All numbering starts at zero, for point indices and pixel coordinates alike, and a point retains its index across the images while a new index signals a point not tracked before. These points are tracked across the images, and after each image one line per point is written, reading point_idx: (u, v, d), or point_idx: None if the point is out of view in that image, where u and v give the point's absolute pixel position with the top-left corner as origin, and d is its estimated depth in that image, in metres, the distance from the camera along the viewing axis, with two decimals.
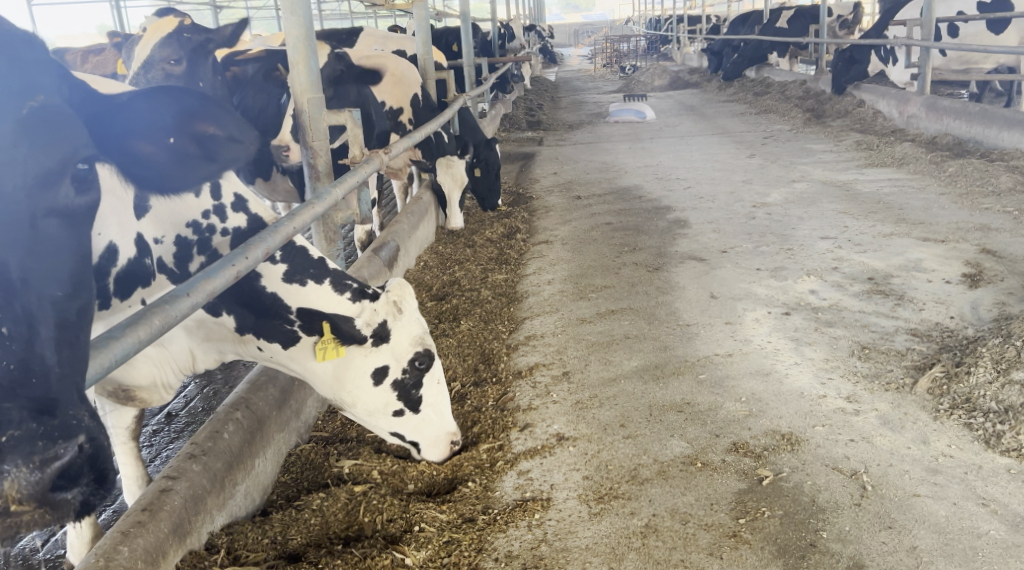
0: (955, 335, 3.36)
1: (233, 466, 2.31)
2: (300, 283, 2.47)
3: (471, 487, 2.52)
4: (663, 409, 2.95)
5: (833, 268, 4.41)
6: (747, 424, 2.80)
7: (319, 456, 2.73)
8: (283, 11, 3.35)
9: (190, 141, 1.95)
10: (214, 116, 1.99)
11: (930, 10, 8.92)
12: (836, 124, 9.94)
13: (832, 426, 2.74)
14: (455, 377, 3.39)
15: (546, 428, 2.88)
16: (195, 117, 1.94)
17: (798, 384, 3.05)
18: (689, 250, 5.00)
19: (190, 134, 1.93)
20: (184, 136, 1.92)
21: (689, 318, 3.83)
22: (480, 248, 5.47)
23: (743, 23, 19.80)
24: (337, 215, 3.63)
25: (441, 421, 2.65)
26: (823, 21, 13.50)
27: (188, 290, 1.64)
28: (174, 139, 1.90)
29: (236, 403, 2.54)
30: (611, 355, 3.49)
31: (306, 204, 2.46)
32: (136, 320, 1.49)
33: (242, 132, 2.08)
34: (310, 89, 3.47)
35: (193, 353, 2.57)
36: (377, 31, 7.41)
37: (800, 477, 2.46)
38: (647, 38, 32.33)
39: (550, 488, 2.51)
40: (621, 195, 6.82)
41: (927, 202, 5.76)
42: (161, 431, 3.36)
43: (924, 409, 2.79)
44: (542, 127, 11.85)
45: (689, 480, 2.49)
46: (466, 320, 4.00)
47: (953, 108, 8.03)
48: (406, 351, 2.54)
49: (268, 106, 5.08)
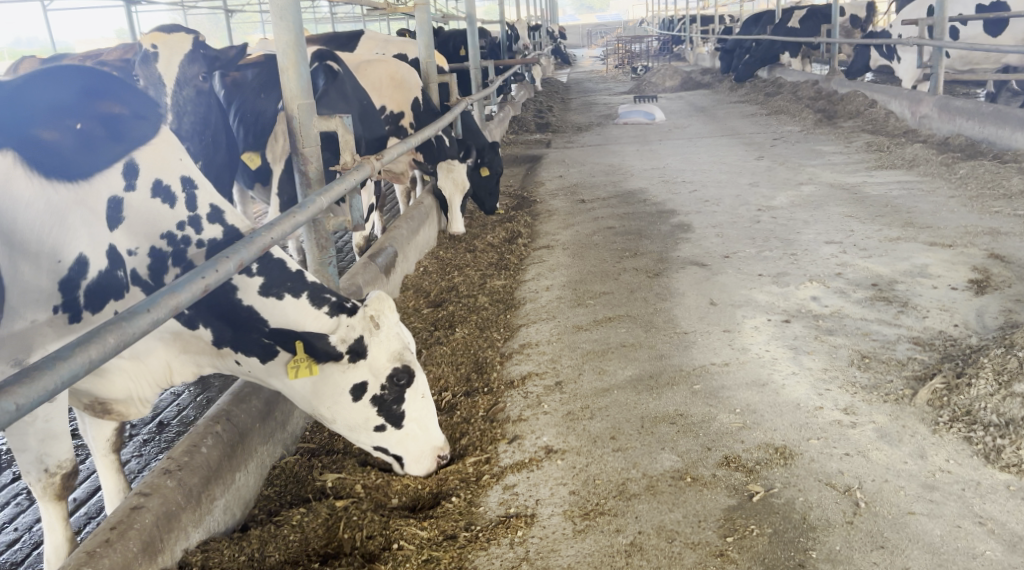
0: (958, 344, 3.28)
1: (211, 480, 2.27)
2: (277, 296, 2.51)
3: (455, 502, 2.47)
4: (655, 421, 2.89)
5: (837, 274, 4.32)
6: (740, 437, 2.74)
7: (303, 470, 2.68)
8: (272, 16, 3.34)
9: (94, 125, 2.30)
10: (111, 100, 2.35)
11: (942, 8, 8.79)
12: (847, 125, 9.81)
13: (828, 438, 2.67)
14: (446, 387, 3.35)
15: (535, 441, 2.83)
16: (93, 102, 2.29)
17: (795, 395, 2.98)
18: (691, 255, 4.93)
19: (92, 117, 2.28)
20: (88, 120, 2.28)
21: (687, 325, 3.76)
22: (481, 253, 5.43)
23: (756, 22, 19.64)
24: (329, 222, 3.55)
25: (427, 435, 2.61)
26: (834, 20, 13.37)
27: (149, 306, 1.61)
28: (79, 123, 2.25)
29: (217, 416, 2.50)
30: (605, 364, 3.43)
31: (286, 215, 2.47)
32: (87, 338, 1.43)
33: (138, 116, 2.44)
34: (300, 95, 3.44)
35: (171, 366, 2.58)
36: (377, 35, 7.40)
37: (792, 492, 2.39)
38: (660, 38, 32.17)
39: (535, 504, 2.45)
40: (625, 199, 6.76)
41: (937, 205, 5.66)
42: (151, 440, 3.32)
43: (923, 422, 2.71)
44: (551, 130, 11.78)
45: (678, 496, 2.43)
46: (461, 328, 3.94)
47: (965, 109, 7.90)
48: (384, 367, 2.51)
49: (266, 111, 5.01)
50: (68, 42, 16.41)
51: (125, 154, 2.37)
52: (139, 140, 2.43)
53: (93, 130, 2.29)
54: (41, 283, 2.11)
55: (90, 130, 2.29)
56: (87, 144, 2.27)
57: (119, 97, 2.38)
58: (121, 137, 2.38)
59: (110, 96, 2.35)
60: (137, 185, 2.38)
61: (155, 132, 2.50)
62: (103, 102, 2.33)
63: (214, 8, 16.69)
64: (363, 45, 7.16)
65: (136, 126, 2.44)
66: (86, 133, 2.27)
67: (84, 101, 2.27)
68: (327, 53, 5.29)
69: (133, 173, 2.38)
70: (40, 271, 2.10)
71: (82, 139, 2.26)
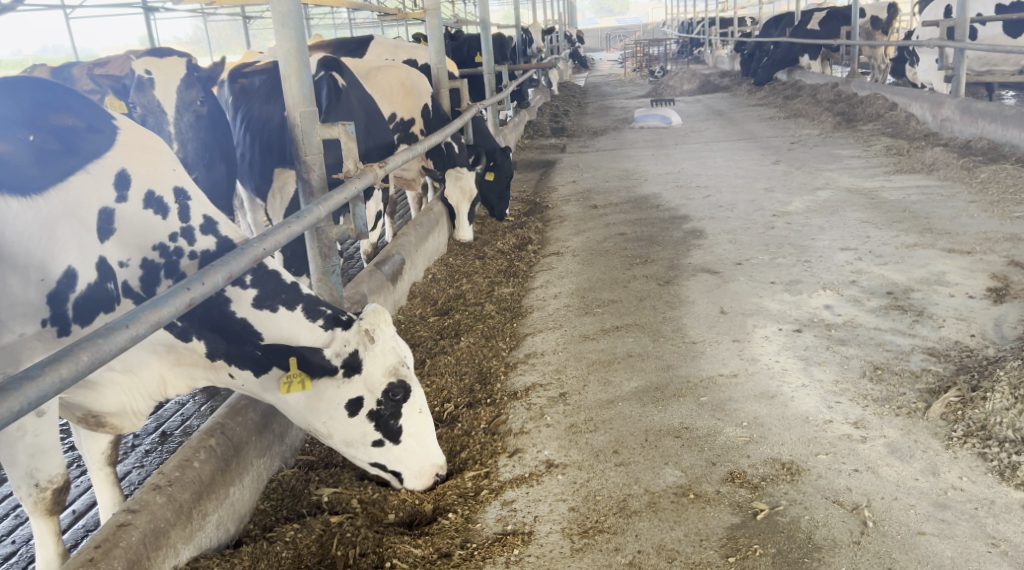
0: (974, 354, 3.19)
1: (203, 495, 2.24)
2: (270, 309, 2.51)
3: (451, 519, 2.42)
4: (660, 434, 2.82)
5: (851, 282, 4.23)
6: (746, 451, 2.66)
7: (300, 483, 2.65)
8: (274, 24, 3.32)
9: (49, 138, 2.24)
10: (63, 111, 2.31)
11: (963, 10, 8.64)
12: (866, 128, 9.67)
13: (836, 454, 2.59)
14: (449, 398, 3.29)
15: (536, 454, 2.78)
16: (43, 114, 2.25)
17: (804, 408, 2.91)
18: (703, 262, 4.85)
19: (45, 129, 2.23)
20: (41, 132, 2.22)
21: (696, 335, 3.69)
22: (490, 260, 5.39)
23: (776, 24, 19.43)
24: (332, 230, 3.51)
25: (426, 451, 2.59)
26: (854, 22, 13.20)
27: (127, 321, 1.58)
28: (32, 135, 2.19)
29: (211, 429, 2.47)
30: (610, 374, 3.37)
31: (282, 223, 2.45)
32: (57, 358, 1.40)
33: (96, 127, 2.40)
34: (303, 102, 3.41)
35: (165, 379, 2.57)
36: (387, 41, 7.42)
37: (798, 511, 2.32)
38: (679, 41, 31.98)
39: (533, 521, 2.40)
40: (638, 204, 6.69)
41: (956, 210, 5.53)
42: (153, 451, 3.30)
43: (936, 436, 2.62)
44: (566, 134, 11.72)
45: (680, 513, 2.37)
46: (466, 337, 3.90)
47: (988, 111, 7.74)
48: (380, 382, 2.49)
49: (272, 118, 4.99)
50: (93, 51, 16.57)
51: (115, 167, 2.39)
52: (96, 153, 2.36)
53: (46, 142, 2.23)
54: (29, 296, 2.11)
55: (44, 143, 2.23)
56: (42, 156, 2.20)
57: (71, 108, 2.34)
58: (76, 149, 2.31)
59: (59, 108, 2.31)
60: (129, 196, 2.41)
61: (149, 146, 2.55)
62: (53, 115, 2.28)
63: (233, 16, 16.79)
64: (373, 51, 7.17)
65: (91, 139, 2.37)
66: (40, 145, 2.20)
67: (31, 113, 2.23)
68: (335, 62, 5.29)
69: (125, 184, 2.40)
70: (28, 283, 2.10)
71: (36, 151, 2.19)
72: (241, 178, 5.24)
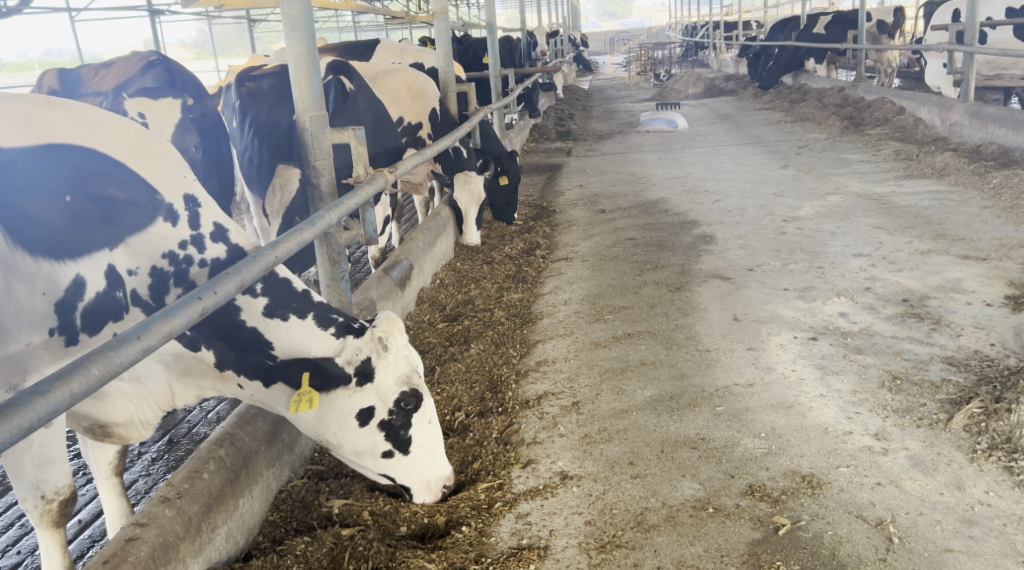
0: (995, 364, 3.13)
1: (212, 508, 2.19)
2: (282, 318, 2.46)
3: (465, 532, 2.37)
4: (676, 445, 2.77)
5: (865, 288, 4.18)
6: (765, 463, 2.61)
7: (309, 494, 2.59)
8: (284, 27, 3.28)
9: (89, 204, 2.22)
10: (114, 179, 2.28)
11: (974, 14, 8.57)
12: (874, 132, 9.61)
13: (858, 466, 2.54)
14: (459, 406, 3.23)
15: (549, 465, 2.73)
16: (92, 179, 2.23)
17: (822, 419, 2.85)
18: (714, 268, 4.80)
19: (87, 195, 2.21)
20: (82, 196, 2.20)
21: (710, 343, 3.64)
22: (498, 265, 5.34)
23: (782, 28, 19.39)
24: (341, 236, 3.46)
25: (434, 463, 2.54)
26: (862, 26, 13.14)
27: (138, 333, 1.53)
28: (70, 197, 2.16)
29: (220, 439, 2.42)
30: (623, 383, 3.31)
31: (293, 230, 2.41)
32: (68, 371, 1.35)
33: (143, 199, 2.37)
34: (312, 107, 3.36)
35: (173, 389, 2.53)
36: (394, 45, 7.37)
37: (820, 526, 2.26)
38: (683, 44, 31.94)
39: (549, 535, 2.35)
40: (646, 209, 6.64)
41: (969, 216, 5.48)
42: (160, 459, 3.25)
43: (959, 449, 2.57)
44: (572, 137, 11.68)
45: (699, 528, 2.31)
46: (476, 343, 3.85)
47: (998, 115, 7.68)
48: (392, 392, 2.46)
49: (281, 121, 4.97)
50: (98, 53, 16.55)
51: (124, 175, 2.33)
52: (129, 227, 2.33)
53: (83, 207, 2.20)
54: (36, 306, 2.07)
55: (81, 208, 2.20)
56: (74, 223, 2.17)
57: (124, 175, 2.33)
58: (112, 221, 2.28)
59: (107, 177, 2.27)
60: (140, 204, 2.36)
61: (157, 152, 2.49)
62: (100, 182, 2.25)
63: (239, 19, 16.74)
64: (380, 54, 7.15)
65: (131, 213, 2.34)
66: (75, 209, 2.18)
67: (80, 176, 2.20)
68: (343, 65, 5.26)
69: (137, 196, 2.35)
70: (34, 292, 2.06)
71: (70, 215, 2.16)
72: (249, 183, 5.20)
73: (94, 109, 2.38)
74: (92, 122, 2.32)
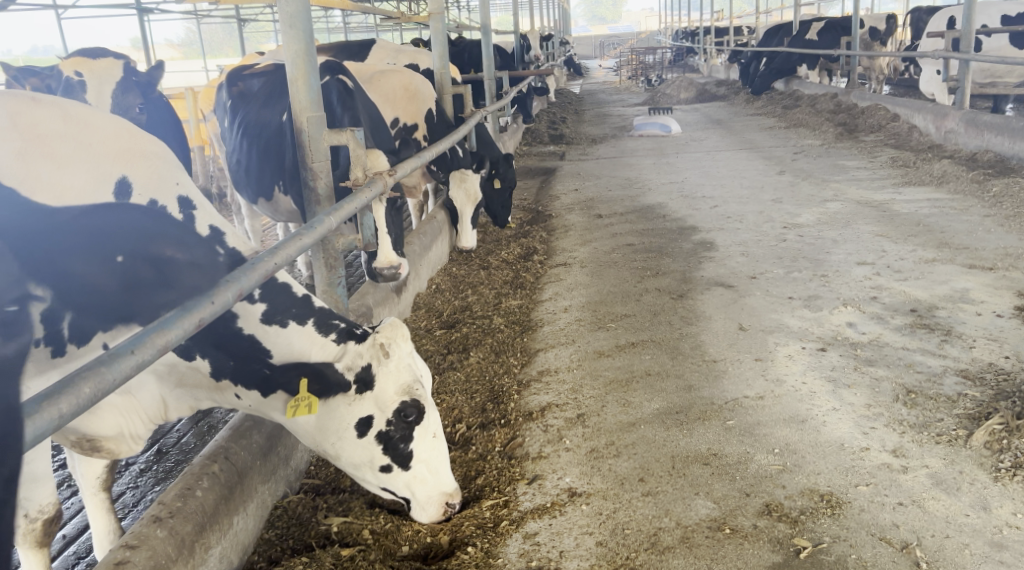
0: (1011, 378, 3.05)
1: (205, 527, 2.07)
2: (280, 324, 2.34)
3: (470, 554, 2.27)
4: (687, 462, 2.67)
5: (872, 297, 4.10)
6: (781, 481, 2.52)
7: (307, 510, 2.48)
8: (281, 24, 3.15)
9: (147, 264, 2.13)
10: (176, 242, 2.21)
11: (971, 20, 8.51)
12: (869, 139, 9.57)
13: (878, 485, 2.45)
14: (461, 417, 3.12)
15: (557, 482, 2.62)
16: (152, 240, 2.17)
17: (837, 434, 2.76)
18: (716, 275, 4.72)
19: (144, 255, 2.13)
20: (137, 256, 2.12)
21: (716, 353, 3.55)
22: (495, 270, 5.21)
23: (776, 34, 19.36)
24: (338, 241, 3.36)
25: (437, 478, 2.38)
26: (855, 32, 13.11)
27: (132, 346, 1.41)
28: (123, 257, 2.09)
29: (214, 454, 2.30)
30: (630, 396, 3.21)
31: (294, 236, 2.28)
32: (56, 390, 1.23)
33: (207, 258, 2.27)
34: (310, 107, 3.24)
35: (166, 400, 2.43)
36: (389, 46, 7.29)
37: (844, 549, 2.18)
38: (675, 48, 31.90)
39: (559, 557, 2.25)
40: (644, 214, 6.56)
41: (971, 224, 5.42)
42: (147, 471, 3.12)
43: (981, 467, 2.49)
44: (564, 141, 11.57)
45: (716, 551, 2.22)
46: (475, 352, 3.73)
47: (994, 123, 7.63)
48: (391, 401, 2.28)
49: (269, 122, 4.80)
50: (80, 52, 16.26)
51: (116, 174, 2.26)
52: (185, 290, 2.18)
53: (138, 268, 2.11)
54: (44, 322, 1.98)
55: (137, 269, 2.11)
56: (129, 284, 2.10)
57: (192, 242, 2.26)
58: (173, 283, 2.16)
59: (164, 239, 2.19)
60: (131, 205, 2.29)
61: (151, 151, 2.42)
62: (157, 244, 2.17)
63: (229, 18, 16.41)
64: (374, 54, 7.10)
65: (191, 276, 2.14)
66: (128, 267, 2.09)
67: (135, 238, 2.13)
68: (339, 68, 5.18)
69: (126, 194, 2.26)
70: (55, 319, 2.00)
71: (125, 277, 2.09)
72: (239, 185, 5.15)
73: (83, 107, 2.31)
74: (81, 121, 2.24)
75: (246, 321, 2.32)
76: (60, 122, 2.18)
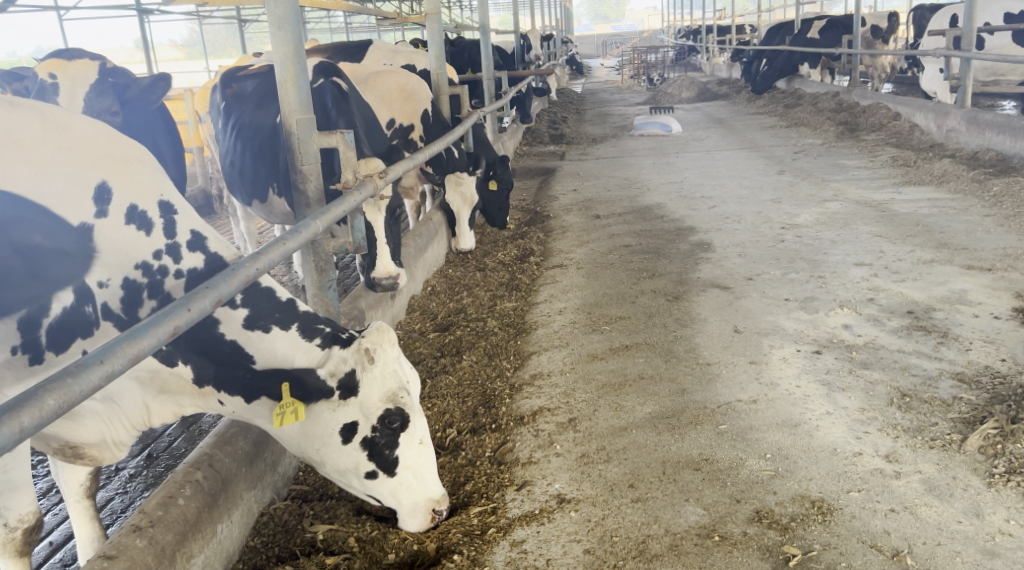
0: (1007, 382, 3.01)
1: (188, 536, 2.06)
2: (263, 329, 2.33)
3: (457, 562, 2.24)
4: (678, 467, 2.65)
5: (869, 299, 4.07)
6: (772, 487, 2.49)
7: (293, 518, 2.46)
8: (270, 26, 3.14)
9: (15, 255, 2.05)
10: (43, 226, 2.12)
11: (972, 18, 8.46)
12: (870, 138, 9.52)
13: (870, 491, 2.42)
14: (452, 422, 3.10)
15: (546, 488, 2.59)
16: (22, 228, 2.06)
17: (830, 439, 2.73)
18: (712, 276, 4.69)
19: (14, 245, 2.04)
20: (6, 246, 2.03)
21: (710, 356, 3.52)
22: (491, 272, 5.18)
23: (777, 33, 19.29)
24: (329, 244, 3.34)
25: (423, 485, 2.34)
26: (857, 30, 13.05)
27: (101, 356, 1.38)
28: None
29: (198, 461, 2.29)
30: (622, 400, 3.18)
31: (278, 240, 2.24)
32: (19, 403, 1.21)
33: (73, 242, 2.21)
34: (300, 110, 3.22)
35: (149, 407, 2.40)
36: (386, 47, 7.29)
37: (834, 557, 2.15)
38: (676, 47, 31.84)
39: (546, 565, 2.22)
40: (642, 214, 6.53)
41: (971, 224, 5.38)
42: (137, 476, 3.11)
43: (975, 473, 2.46)
44: (565, 141, 11.53)
45: (704, 559, 2.19)
46: (468, 355, 3.71)
47: (996, 122, 7.59)
48: (376, 407, 2.26)
49: (263, 125, 4.79)
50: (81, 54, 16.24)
51: (93, 180, 2.25)
52: (56, 281, 2.16)
53: (9, 262, 2.03)
54: None
55: (5, 261, 2.03)
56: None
57: (58, 224, 2.16)
58: (42, 275, 2.12)
59: (38, 227, 2.10)
60: (110, 212, 2.28)
61: (131, 155, 2.40)
62: (27, 231, 2.07)
63: (230, 19, 16.39)
64: (371, 55, 7.09)
65: (58, 262, 2.17)
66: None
67: (5, 226, 2.03)
68: (333, 69, 5.17)
69: (105, 199, 2.27)
70: None
71: None
72: (233, 187, 5.14)
73: (62, 111, 2.29)
74: (58, 127, 2.23)
75: (228, 326, 2.32)
76: (37, 126, 2.18)
